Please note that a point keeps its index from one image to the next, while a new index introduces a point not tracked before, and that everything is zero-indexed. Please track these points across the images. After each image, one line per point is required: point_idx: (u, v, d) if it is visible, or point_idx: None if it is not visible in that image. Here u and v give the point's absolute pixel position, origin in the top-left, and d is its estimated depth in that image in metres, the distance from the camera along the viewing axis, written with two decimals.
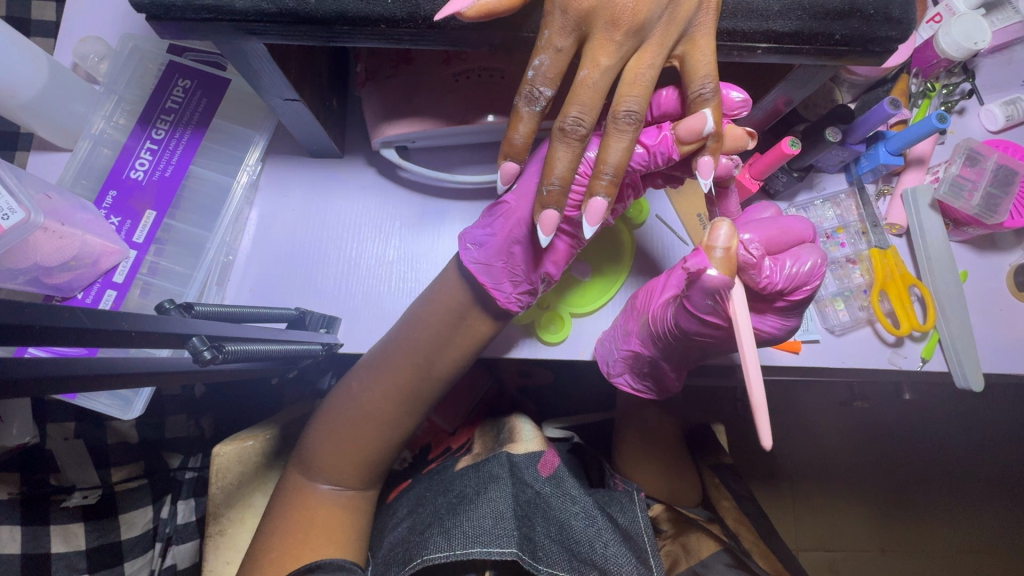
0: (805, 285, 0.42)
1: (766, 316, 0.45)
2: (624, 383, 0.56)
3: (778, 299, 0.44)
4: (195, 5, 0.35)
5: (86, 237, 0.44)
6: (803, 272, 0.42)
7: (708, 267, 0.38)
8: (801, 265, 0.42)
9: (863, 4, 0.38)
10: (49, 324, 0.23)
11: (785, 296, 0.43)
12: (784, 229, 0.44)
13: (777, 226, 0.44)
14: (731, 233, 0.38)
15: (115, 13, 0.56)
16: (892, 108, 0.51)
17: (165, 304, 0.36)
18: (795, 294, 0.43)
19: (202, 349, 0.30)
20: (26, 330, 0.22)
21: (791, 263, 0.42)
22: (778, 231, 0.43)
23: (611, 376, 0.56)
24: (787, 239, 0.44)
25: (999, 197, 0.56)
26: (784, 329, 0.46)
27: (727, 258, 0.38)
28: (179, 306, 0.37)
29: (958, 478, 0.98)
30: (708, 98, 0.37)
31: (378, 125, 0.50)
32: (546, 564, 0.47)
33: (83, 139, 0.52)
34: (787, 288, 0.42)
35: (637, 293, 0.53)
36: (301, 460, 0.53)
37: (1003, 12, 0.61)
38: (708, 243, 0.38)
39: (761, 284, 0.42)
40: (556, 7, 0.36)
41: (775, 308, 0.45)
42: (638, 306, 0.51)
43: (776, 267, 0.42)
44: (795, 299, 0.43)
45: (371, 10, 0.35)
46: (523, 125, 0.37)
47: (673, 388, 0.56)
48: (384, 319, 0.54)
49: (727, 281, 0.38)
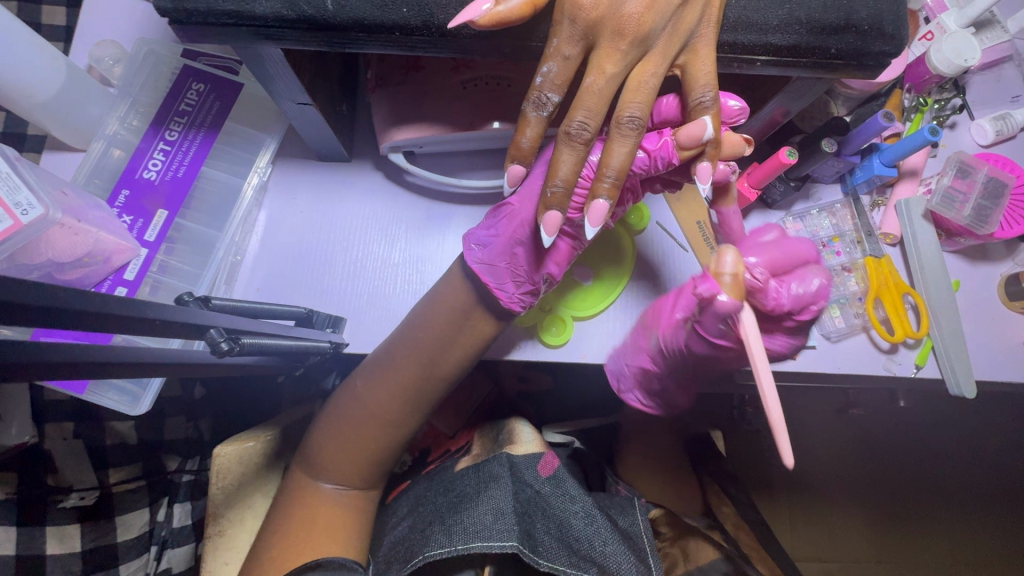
0: (810, 306, 0.44)
1: (774, 336, 0.48)
2: (634, 398, 0.60)
3: (786, 320, 0.45)
4: (216, 11, 0.36)
5: (99, 234, 0.45)
6: (808, 293, 0.43)
7: (719, 292, 0.40)
8: (806, 288, 0.43)
9: (858, 20, 0.39)
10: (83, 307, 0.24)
11: (792, 316, 0.44)
12: (790, 252, 0.44)
13: (782, 248, 0.44)
14: (737, 258, 0.40)
15: (130, 18, 0.57)
16: (886, 121, 0.52)
17: (185, 297, 0.38)
18: (802, 315, 0.44)
19: (220, 341, 0.32)
20: (63, 312, 0.23)
21: (797, 284, 0.43)
22: (782, 254, 0.44)
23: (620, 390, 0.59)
24: (793, 261, 0.44)
25: (989, 209, 0.58)
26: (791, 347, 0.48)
27: (736, 283, 0.40)
28: (198, 299, 0.39)
29: (954, 487, 0.98)
30: (708, 106, 0.39)
31: (387, 129, 0.51)
32: (546, 558, 0.48)
33: (97, 140, 0.53)
34: (793, 309, 0.43)
35: (648, 312, 0.57)
36: (305, 459, 0.54)
37: (991, 32, 0.65)
38: (715, 269, 0.40)
39: (770, 307, 0.43)
40: (564, 17, 0.37)
41: (784, 328, 0.47)
42: (649, 324, 0.55)
43: (782, 290, 0.43)
44: (802, 319, 0.44)
45: (385, 18, 0.37)
46: (530, 129, 0.38)
47: (678, 404, 0.61)
48: (389, 320, 0.55)
49: (737, 305, 0.39)
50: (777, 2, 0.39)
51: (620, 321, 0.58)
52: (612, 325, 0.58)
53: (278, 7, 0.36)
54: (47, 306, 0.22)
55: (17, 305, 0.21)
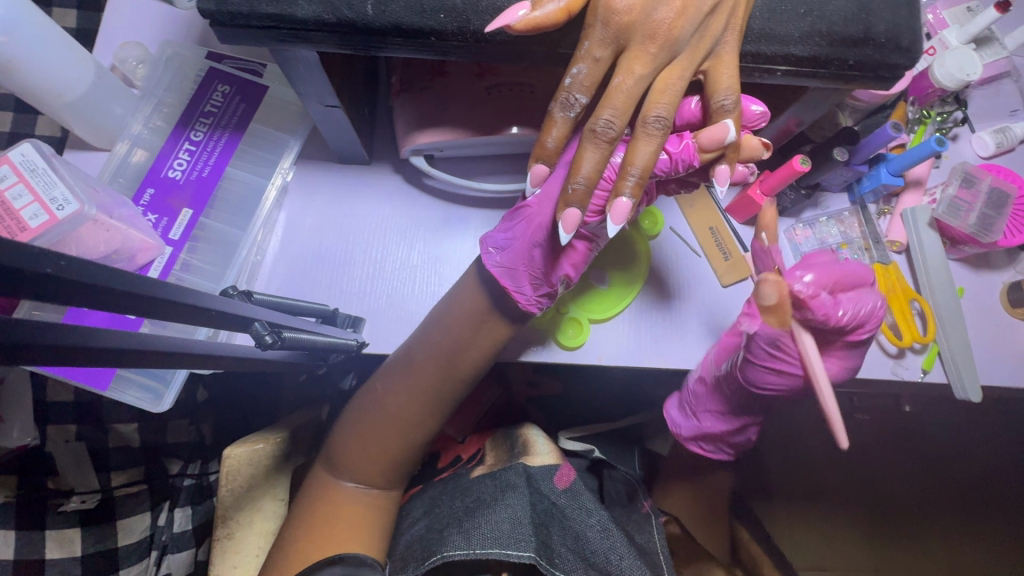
0: (865, 325, 0.47)
1: (831, 352, 0.50)
2: (696, 446, 0.63)
3: (840, 337, 0.48)
4: (259, 13, 0.37)
5: (128, 230, 0.46)
6: (863, 312, 0.46)
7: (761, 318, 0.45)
8: (860, 308, 0.46)
9: (875, 33, 0.41)
10: (134, 290, 0.25)
11: (846, 335, 0.48)
12: (849, 272, 0.48)
13: (841, 269, 0.48)
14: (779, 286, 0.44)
15: (153, 20, 0.58)
16: (896, 131, 0.54)
17: (231, 289, 0.41)
18: (856, 334, 0.48)
19: (265, 333, 0.34)
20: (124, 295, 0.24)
21: (853, 303, 0.46)
22: (843, 274, 0.47)
23: (684, 439, 0.63)
24: (849, 281, 0.48)
25: (993, 218, 0.60)
26: (847, 369, 0.50)
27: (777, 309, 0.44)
28: (242, 292, 0.41)
29: (952, 495, 1.00)
30: (729, 110, 0.40)
31: (409, 134, 0.52)
32: (563, 569, 0.49)
33: (122, 141, 0.54)
34: (851, 326, 0.47)
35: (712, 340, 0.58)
36: (329, 460, 0.55)
37: (991, 48, 0.67)
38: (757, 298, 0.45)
39: (824, 322, 0.46)
40: (598, 20, 0.38)
41: (838, 349, 0.49)
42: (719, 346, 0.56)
43: (839, 309, 0.46)
44: (857, 338, 0.48)
45: (423, 23, 0.38)
46: (556, 130, 0.40)
47: (747, 444, 0.63)
48: (407, 321, 0.56)
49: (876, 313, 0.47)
50: (799, 14, 0.40)
51: (636, 325, 0.58)
52: (628, 329, 0.58)
53: (319, 11, 0.37)
54: (102, 288, 0.23)
55: (76, 284, 0.22)
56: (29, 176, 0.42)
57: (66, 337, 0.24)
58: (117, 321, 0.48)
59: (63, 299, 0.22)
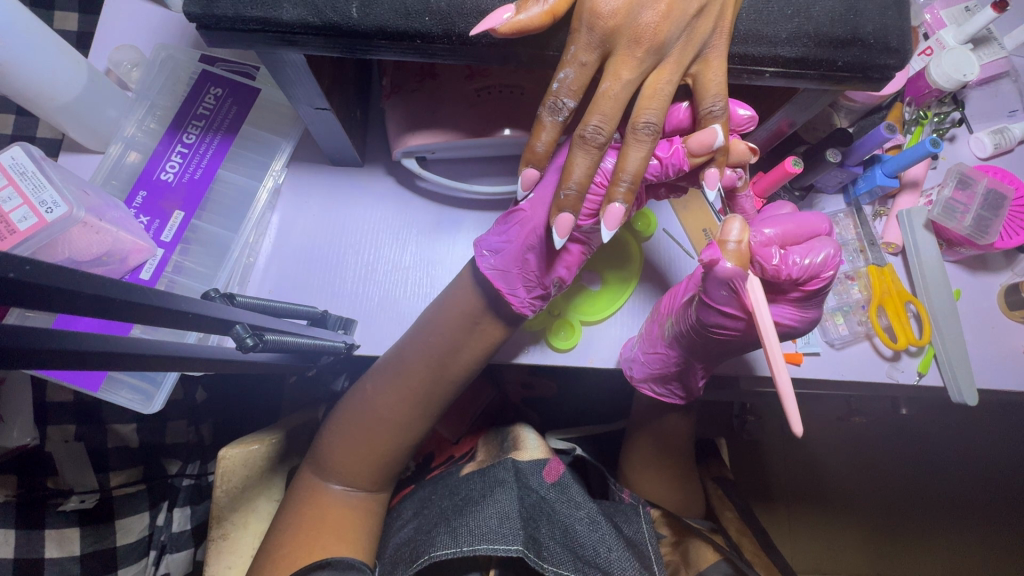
0: (820, 275, 0.44)
1: (783, 307, 0.47)
2: (647, 389, 0.58)
3: (792, 290, 0.45)
4: (244, 17, 0.37)
5: (119, 233, 0.47)
6: (816, 263, 0.43)
7: (721, 260, 0.39)
8: (813, 258, 0.43)
9: (864, 34, 0.40)
10: (101, 294, 0.24)
11: (799, 286, 0.45)
12: (801, 222, 0.45)
13: (795, 221, 0.45)
14: (743, 227, 0.40)
15: (148, 23, 0.59)
16: (889, 132, 0.54)
17: (211, 291, 0.40)
18: (810, 285, 0.44)
19: (245, 336, 0.34)
20: (99, 300, 0.24)
21: (804, 255, 0.43)
22: (795, 225, 0.45)
23: (636, 382, 0.57)
24: (804, 233, 0.45)
25: (990, 219, 0.59)
26: (802, 321, 0.47)
27: (739, 252, 0.39)
28: (223, 295, 0.41)
29: (957, 498, 0.98)
30: (717, 116, 0.40)
31: (400, 135, 0.52)
32: (551, 563, 0.48)
33: (116, 143, 0.54)
34: (801, 278, 0.44)
35: (660, 301, 0.56)
36: (317, 461, 0.55)
37: (989, 48, 0.67)
38: (721, 237, 0.40)
39: (772, 273, 0.44)
40: (583, 25, 0.38)
41: (790, 298, 0.46)
42: (662, 311, 0.54)
43: (788, 260, 0.43)
44: (811, 289, 0.44)
45: (407, 26, 0.38)
46: (545, 134, 0.40)
47: (698, 390, 0.57)
48: (398, 323, 0.56)
49: (830, 262, 0.44)
50: (786, 16, 0.40)
51: (628, 326, 0.58)
52: (619, 331, 0.58)
53: (305, 15, 0.37)
54: (71, 291, 0.23)
55: (43, 288, 0.22)
56: (18, 179, 0.42)
57: (41, 340, 0.24)
58: (106, 326, 0.48)
59: (26, 303, 0.21)
